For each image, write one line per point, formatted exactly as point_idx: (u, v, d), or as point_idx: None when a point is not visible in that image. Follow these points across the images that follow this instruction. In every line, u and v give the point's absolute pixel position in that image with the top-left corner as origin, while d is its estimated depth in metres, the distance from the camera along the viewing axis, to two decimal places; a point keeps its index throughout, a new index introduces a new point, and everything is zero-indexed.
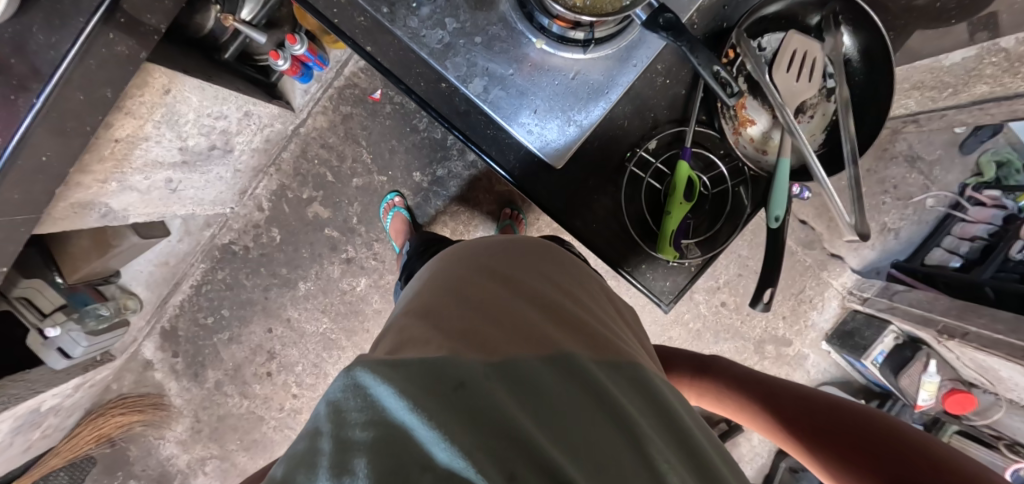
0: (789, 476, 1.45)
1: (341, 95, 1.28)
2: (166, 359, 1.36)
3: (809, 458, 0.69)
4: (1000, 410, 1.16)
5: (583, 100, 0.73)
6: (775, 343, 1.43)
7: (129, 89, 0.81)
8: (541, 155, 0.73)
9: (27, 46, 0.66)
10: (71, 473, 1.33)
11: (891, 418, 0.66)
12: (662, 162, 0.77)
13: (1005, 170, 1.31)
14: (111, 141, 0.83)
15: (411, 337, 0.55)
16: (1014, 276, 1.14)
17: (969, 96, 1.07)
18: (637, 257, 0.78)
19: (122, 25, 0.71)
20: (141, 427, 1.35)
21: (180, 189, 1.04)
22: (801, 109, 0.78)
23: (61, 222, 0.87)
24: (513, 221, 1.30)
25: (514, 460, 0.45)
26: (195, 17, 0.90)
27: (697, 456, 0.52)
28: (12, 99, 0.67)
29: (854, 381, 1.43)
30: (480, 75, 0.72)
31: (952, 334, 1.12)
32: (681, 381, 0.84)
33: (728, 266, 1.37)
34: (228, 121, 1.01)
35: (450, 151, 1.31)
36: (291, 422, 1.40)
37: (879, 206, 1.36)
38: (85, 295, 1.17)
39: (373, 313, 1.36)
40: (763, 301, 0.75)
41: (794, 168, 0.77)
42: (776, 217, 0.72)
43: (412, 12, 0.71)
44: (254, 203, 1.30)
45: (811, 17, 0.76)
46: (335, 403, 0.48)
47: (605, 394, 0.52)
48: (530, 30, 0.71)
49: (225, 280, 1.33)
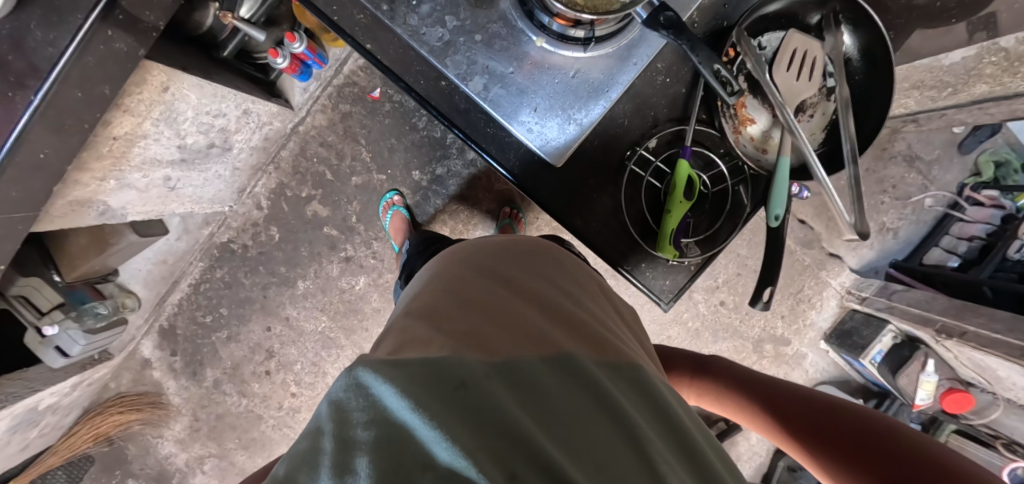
0: (788, 475, 1.45)
1: (341, 94, 1.28)
2: (163, 358, 1.35)
3: (809, 459, 0.69)
4: (997, 409, 1.17)
5: (583, 99, 0.73)
6: (775, 342, 1.43)
7: (128, 87, 0.80)
8: (541, 154, 0.73)
9: (25, 43, 0.66)
10: (69, 472, 1.33)
11: (890, 419, 0.66)
12: (662, 161, 0.77)
13: (1004, 170, 1.31)
14: (110, 139, 0.83)
15: (412, 337, 0.55)
16: (1012, 276, 1.14)
17: (968, 96, 1.08)
18: (637, 256, 0.78)
19: (122, 22, 0.70)
20: (139, 426, 1.34)
21: (179, 187, 1.04)
22: (801, 108, 0.78)
23: (60, 219, 0.87)
24: (513, 221, 1.29)
25: (515, 460, 0.45)
26: (194, 14, 0.90)
27: (696, 456, 0.52)
28: (10, 96, 0.67)
29: (852, 380, 1.43)
30: (480, 73, 0.72)
31: (950, 333, 1.12)
32: (680, 381, 0.84)
33: (728, 264, 1.37)
34: (227, 118, 1.01)
35: (449, 150, 1.31)
36: (290, 421, 1.39)
37: (877, 206, 1.37)
38: (83, 293, 1.15)
39: (373, 311, 1.35)
40: (763, 300, 0.75)
41: (795, 168, 0.77)
42: (776, 216, 0.72)
43: (412, 10, 0.71)
44: (253, 201, 1.30)
45: (811, 16, 0.76)
46: (337, 402, 0.48)
47: (606, 395, 0.52)
48: (530, 28, 0.71)
49: (224, 278, 1.33)
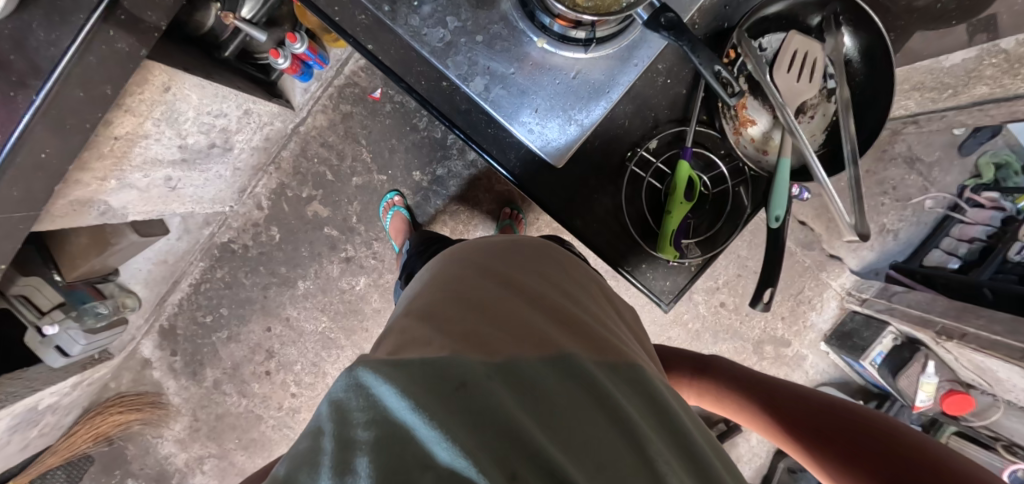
0: (788, 476, 1.44)
1: (341, 94, 1.28)
2: (163, 358, 1.35)
3: (809, 459, 0.69)
4: (998, 411, 1.16)
5: (583, 100, 0.73)
6: (774, 343, 1.43)
7: (129, 86, 0.80)
8: (541, 154, 0.73)
9: (27, 43, 0.66)
10: (68, 471, 1.33)
11: (891, 420, 0.66)
12: (663, 162, 0.77)
13: (1004, 172, 1.31)
14: (111, 139, 0.83)
15: (412, 338, 0.55)
16: (1012, 278, 1.14)
17: (969, 97, 1.08)
18: (637, 257, 0.78)
19: (123, 23, 0.70)
20: (139, 426, 1.34)
21: (180, 187, 1.04)
22: (801, 109, 0.78)
23: (61, 219, 0.87)
24: (513, 221, 1.30)
25: (516, 460, 0.45)
26: (195, 15, 0.90)
27: (696, 456, 0.52)
28: (11, 96, 0.67)
29: (852, 381, 1.43)
30: (481, 73, 0.72)
31: (951, 335, 1.12)
32: (680, 381, 0.84)
33: (728, 265, 1.37)
34: (228, 119, 1.01)
35: (450, 150, 1.31)
36: (289, 421, 1.39)
37: (878, 207, 1.37)
38: (83, 293, 1.15)
39: (372, 312, 1.36)
40: (763, 301, 0.75)
41: (795, 169, 0.77)
42: (777, 217, 0.72)
43: (413, 10, 0.71)
44: (254, 201, 1.30)
45: (811, 18, 0.76)
46: (337, 402, 0.48)
47: (605, 394, 0.52)
48: (531, 29, 0.71)
49: (224, 278, 1.33)
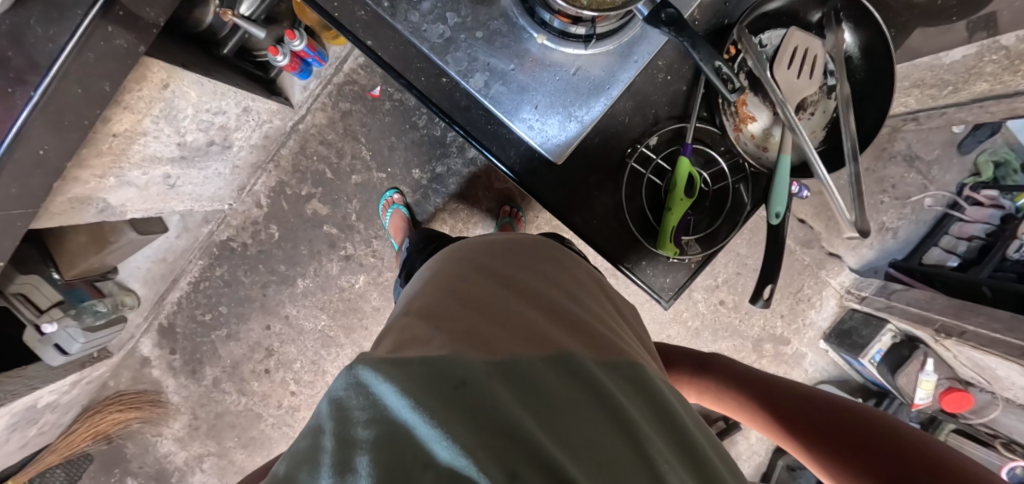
0: (787, 474, 1.45)
1: (341, 91, 1.27)
2: (163, 356, 1.35)
3: (807, 457, 0.69)
4: (996, 409, 1.17)
5: (583, 96, 0.73)
6: (774, 342, 1.43)
7: (128, 83, 0.80)
8: (542, 150, 0.73)
9: (25, 39, 0.66)
10: (67, 471, 1.33)
11: (889, 417, 0.66)
12: (663, 158, 0.77)
13: (1003, 170, 1.31)
14: (110, 136, 0.83)
15: (412, 336, 0.55)
16: (1010, 275, 1.15)
17: (969, 94, 1.09)
18: (637, 253, 0.78)
19: (121, 18, 0.70)
20: (139, 424, 1.34)
21: (179, 185, 1.04)
22: (801, 106, 0.78)
23: (60, 217, 0.87)
24: (513, 219, 1.30)
25: (516, 460, 0.45)
26: (195, 11, 0.89)
27: (697, 455, 0.52)
28: (9, 92, 0.67)
29: (851, 379, 1.43)
30: (481, 70, 0.72)
31: (949, 333, 1.12)
32: (680, 378, 0.84)
33: (728, 264, 1.37)
34: (227, 116, 1.01)
35: (449, 148, 1.31)
36: (289, 419, 1.39)
37: (877, 205, 1.37)
38: (82, 291, 1.14)
39: (373, 310, 1.35)
40: (763, 297, 0.75)
41: (795, 165, 0.77)
42: (777, 214, 0.72)
43: (413, 7, 0.71)
44: (253, 199, 1.30)
45: (811, 14, 0.76)
46: (337, 401, 0.48)
47: (606, 394, 0.52)
48: (531, 25, 0.71)
49: (223, 276, 1.33)
